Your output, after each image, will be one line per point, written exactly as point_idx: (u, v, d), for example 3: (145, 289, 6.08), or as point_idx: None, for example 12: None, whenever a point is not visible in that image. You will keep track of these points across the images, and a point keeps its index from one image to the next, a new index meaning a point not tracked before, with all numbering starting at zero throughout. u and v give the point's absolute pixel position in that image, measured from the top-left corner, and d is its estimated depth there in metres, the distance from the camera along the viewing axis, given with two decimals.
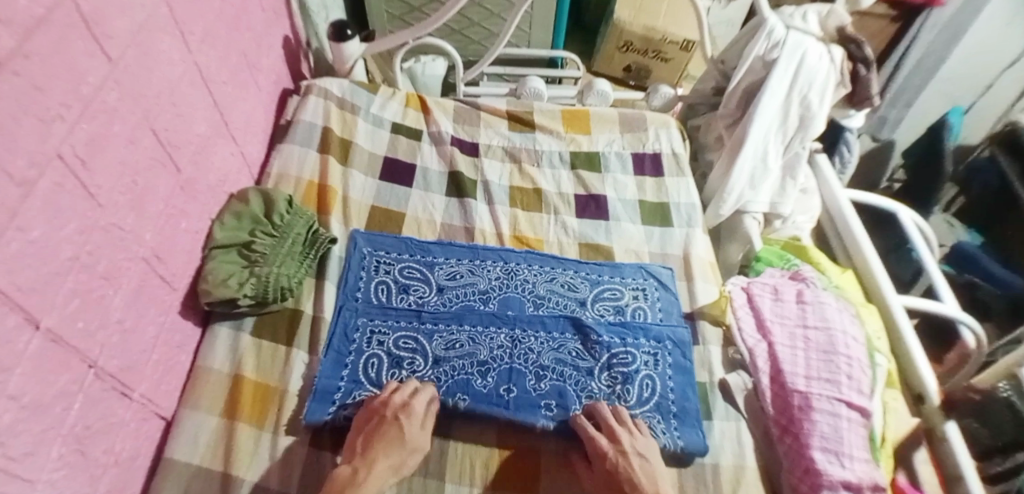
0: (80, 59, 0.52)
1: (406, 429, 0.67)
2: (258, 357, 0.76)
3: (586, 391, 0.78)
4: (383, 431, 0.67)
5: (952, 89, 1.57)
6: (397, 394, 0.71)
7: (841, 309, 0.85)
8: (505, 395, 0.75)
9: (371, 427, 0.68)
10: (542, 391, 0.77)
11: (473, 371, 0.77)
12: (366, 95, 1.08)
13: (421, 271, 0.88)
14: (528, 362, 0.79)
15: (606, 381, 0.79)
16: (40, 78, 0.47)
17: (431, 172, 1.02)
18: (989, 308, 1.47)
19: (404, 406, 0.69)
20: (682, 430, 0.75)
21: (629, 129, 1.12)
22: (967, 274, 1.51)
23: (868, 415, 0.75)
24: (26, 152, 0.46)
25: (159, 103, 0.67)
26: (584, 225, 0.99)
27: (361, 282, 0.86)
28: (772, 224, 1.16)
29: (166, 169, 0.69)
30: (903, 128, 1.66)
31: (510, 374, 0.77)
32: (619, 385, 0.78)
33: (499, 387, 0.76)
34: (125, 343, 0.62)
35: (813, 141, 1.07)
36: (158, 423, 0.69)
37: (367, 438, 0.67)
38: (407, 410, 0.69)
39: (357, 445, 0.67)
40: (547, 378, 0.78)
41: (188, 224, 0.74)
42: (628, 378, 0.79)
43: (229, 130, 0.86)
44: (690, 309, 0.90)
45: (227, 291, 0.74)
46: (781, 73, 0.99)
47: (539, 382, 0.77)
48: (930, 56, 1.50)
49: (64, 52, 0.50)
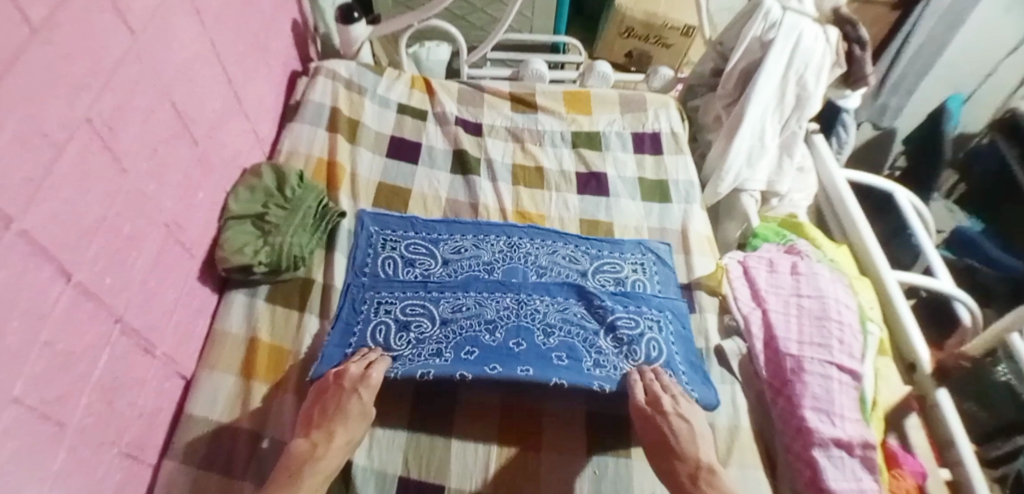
0: (105, 30, 0.56)
1: (366, 399, 0.68)
2: (271, 322, 0.79)
3: (594, 347, 0.78)
4: (341, 402, 0.67)
5: (952, 77, 1.59)
6: (354, 367, 0.70)
7: (834, 280, 0.88)
8: (516, 348, 0.75)
9: (327, 398, 0.68)
10: (551, 345, 0.77)
11: (480, 329, 0.77)
12: (373, 77, 1.11)
13: (426, 247, 0.90)
14: (535, 320, 0.79)
15: (611, 342, 0.79)
16: (70, 47, 0.50)
17: (436, 150, 1.05)
18: (988, 290, 1.48)
19: (362, 377, 0.69)
20: (697, 385, 0.77)
21: (629, 110, 1.15)
22: (968, 258, 1.54)
23: (859, 378, 0.77)
24: (58, 115, 0.49)
25: (177, 78, 0.70)
26: (585, 201, 1.02)
27: (369, 258, 0.87)
28: (768, 202, 1.18)
29: (184, 140, 0.72)
30: (905, 115, 1.67)
31: (519, 330, 0.77)
32: (625, 346, 0.79)
33: (509, 341, 0.76)
34: (147, 303, 0.66)
35: (809, 119, 1.09)
36: (177, 382, 0.72)
37: (324, 411, 0.67)
38: (364, 381, 0.69)
39: (314, 419, 0.67)
40: (555, 335, 0.78)
41: (205, 195, 0.77)
42: (633, 340, 0.79)
43: (242, 107, 0.89)
44: (687, 281, 0.93)
45: (243, 258, 0.78)
46: (777, 54, 1.02)
47: (548, 337, 0.77)
48: (932, 43, 1.46)
49: (91, 23, 0.53)
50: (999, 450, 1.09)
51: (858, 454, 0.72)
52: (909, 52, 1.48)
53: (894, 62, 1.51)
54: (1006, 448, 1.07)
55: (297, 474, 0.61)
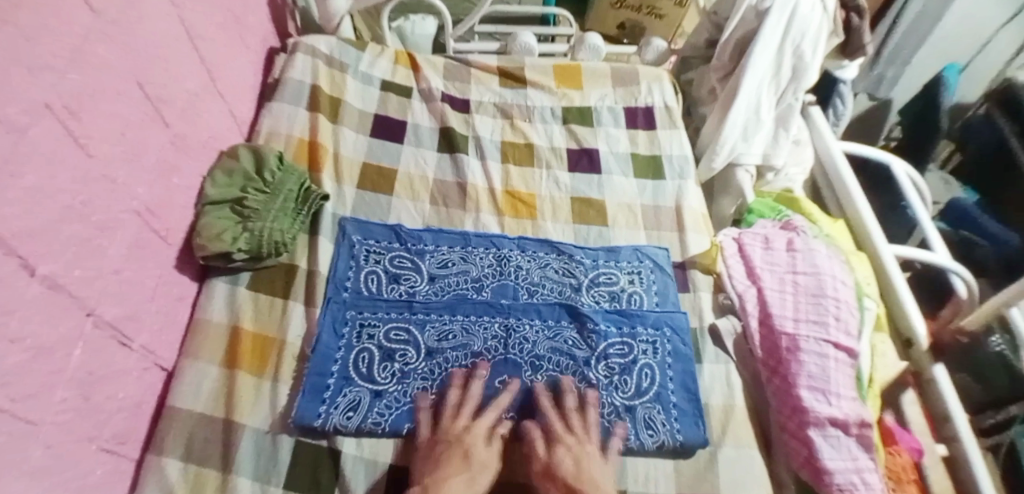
0: (65, 9, 0.52)
1: (473, 449, 0.66)
2: (255, 309, 0.77)
3: (583, 381, 0.76)
4: (450, 449, 0.65)
5: (947, 47, 1.55)
6: (462, 415, 0.69)
7: (830, 256, 0.86)
8: (501, 387, 0.74)
9: (439, 449, 0.66)
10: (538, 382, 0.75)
11: (466, 363, 0.76)
12: (354, 53, 1.06)
13: (412, 260, 0.85)
14: (524, 351, 0.77)
15: (602, 371, 0.77)
16: (28, 28, 0.47)
17: (422, 129, 1.02)
18: (983, 264, 1.48)
19: (467, 428, 0.68)
20: (683, 424, 0.73)
21: (621, 83, 1.11)
22: (964, 230, 1.52)
23: (855, 356, 0.76)
24: (18, 98, 0.46)
25: (146, 58, 0.66)
26: (577, 180, 0.99)
27: (351, 271, 0.83)
28: (764, 177, 1.15)
29: (155, 124, 0.69)
30: (900, 87, 1.62)
31: (506, 365, 0.76)
32: (616, 376, 0.76)
33: (494, 378, 0.75)
34: (123, 294, 0.63)
35: (806, 92, 1.06)
36: (159, 374, 0.70)
37: (433, 461, 0.64)
38: (472, 429, 0.68)
39: (424, 470, 0.64)
40: (543, 369, 0.76)
41: (181, 180, 0.74)
42: (626, 369, 0.77)
43: (218, 87, 0.85)
44: (681, 259, 0.91)
45: (221, 245, 0.74)
46: (773, 24, 0.98)
47: (536, 373, 0.76)
48: (924, 17, 1.43)
49: (50, 1, 0.49)
50: (992, 420, 1.08)
51: (854, 433, 0.71)
52: (902, 27, 1.45)
53: (891, 32, 1.46)
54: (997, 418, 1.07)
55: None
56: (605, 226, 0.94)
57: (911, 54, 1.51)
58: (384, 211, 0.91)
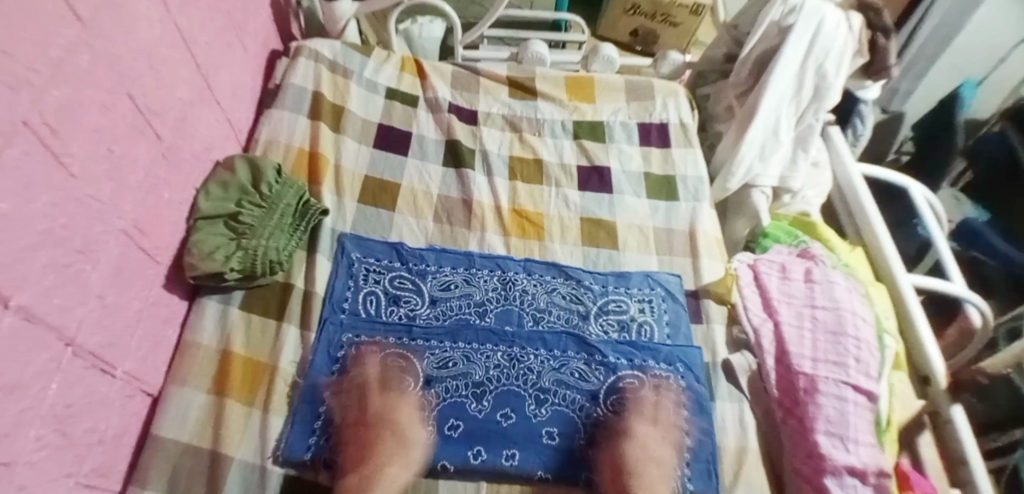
0: (49, 18, 0.47)
1: (399, 426, 0.67)
2: (247, 332, 0.73)
3: (590, 418, 0.72)
4: (375, 436, 0.65)
5: (964, 60, 1.48)
6: (375, 396, 0.69)
7: (850, 289, 0.83)
8: (503, 421, 0.71)
9: (366, 435, 0.66)
10: (542, 417, 0.72)
11: (466, 394, 0.72)
12: (359, 58, 1.02)
13: (413, 281, 0.82)
14: (528, 383, 0.74)
15: (611, 407, 0.73)
16: (8, 40, 0.42)
17: (427, 140, 0.98)
18: (988, 280, 1.41)
19: (388, 407, 0.68)
20: (695, 471, 0.69)
21: (635, 98, 1.07)
22: (972, 250, 1.44)
23: (875, 399, 0.73)
24: (0, 119, 0.41)
25: (136, 67, 0.62)
26: (586, 199, 0.95)
27: (348, 292, 0.79)
28: (780, 199, 1.11)
29: (145, 136, 0.65)
30: (914, 97, 1.56)
31: (509, 398, 0.73)
32: (626, 413, 0.73)
33: (496, 412, 0.71)
34: (104, 319, 0.59)
35: (827, 112, 1.02)
36: (144, 400, 0.66)
37: (364, 447, 0.65)
38: (387, 407, 0.68)
39: (355, 457, 0.64)
40: (548, 403, 0.73)
41: (172, 194, 0.70)
42: (637, 406, 0.74)
43: (214, 94, 0.81)
44: (694, 287, 0.87)
45: (213, 265, 0.70)
46: (796, 40, 0.94)
47: (540, 407, 0.72)
48: (944, 27, 1.39)
49: (33, 11, 0.45)
50: (997, 441, 1.06)
51: (872, 483, 0.68)
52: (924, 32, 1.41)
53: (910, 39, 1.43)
54: (1002, 440, 1.04)
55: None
56: (616, 250, 0.90)
57: (926, 69, 1.49)
58: (385, 227, 0.87)
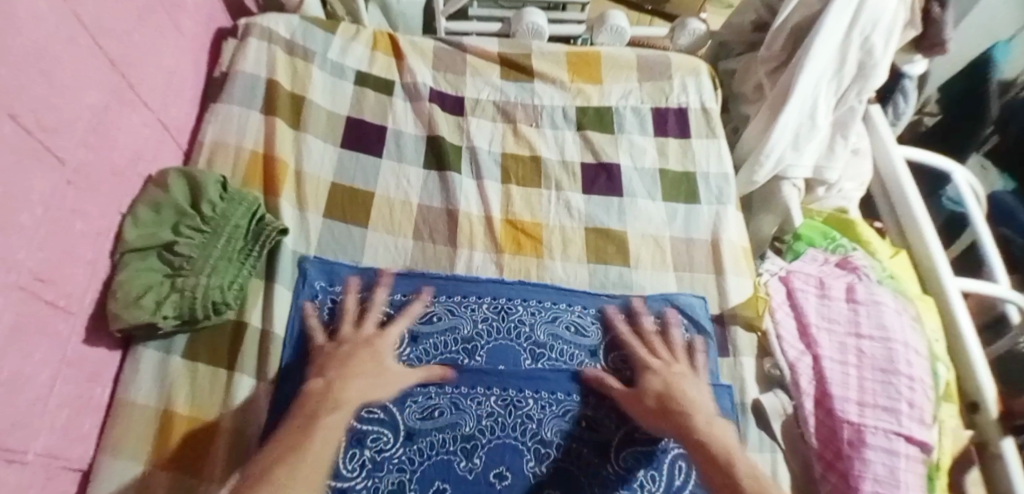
0: None
1: (384, 354, 0.63)
2: (193, 386, 0.63)
3: (599, 478, 0.62)
4: (358, 352, 0.61)
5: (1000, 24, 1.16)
6: (367, 322, 0.66)
7: (900, 313, 0.70)
8: (496, 483, 0.60)
9: (343, 351, 0.62)
10: (542, 476, 0.61)
11: (455, 451, 0.61)
12: (322, 36, 0.86)
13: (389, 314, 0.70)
14: (527, 435, 0.63)
15: (623, 462, 0.63)
16: None
17: (404, 136, 0.83)
18: None
19: (375, 334, 0.64)
20: None
21: (649, 77, 0.91)
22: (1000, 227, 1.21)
23: (929, 450, 0.63)
24: None
25: (21, 76, 0.47)
26: (592, 204, 0.81)
27: None
28: (814, 192, 0.98)
29: (43, 164, 0.50)
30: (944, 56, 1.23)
31: (504, 453, 0.62)
32: (641, 469, 0.63)
33: (488, 472, 0.60)
34: (3, 401, 0.46)
35: (871, 92, 0.87)
36: (70, 477, 0.56)
37: (340, 359, 0.61)
38: (380, 336, 0.64)
39: (327, 364, 0.60)
40: (549, 459, 0.62)
41: (86, 226, 0.57)
42: (653, 460, 0.64)
43: (138, 92, 0.66)
44: (719, 311, 0.75)
45: (141, 314, 0.58)
46: (840, 8, 0.77)
47: (540, 464, 0.62)
48: None
49: None
50: None
51: None
52: None
53: None
54: None
55: (317, 407, 0.54)
56: (627, 266, 0.77)
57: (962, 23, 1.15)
58: (357, 246, 0.75)
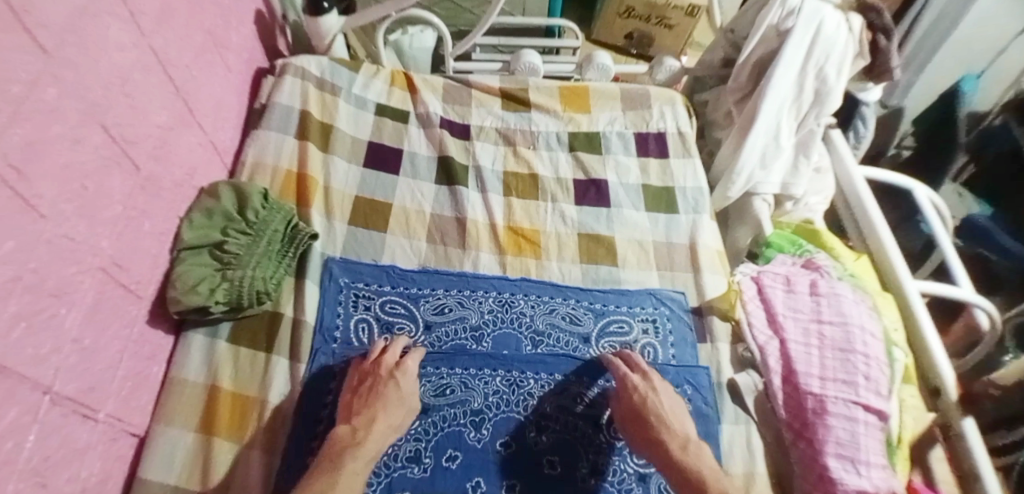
0: (13, 53, 0.43)
1: (404, 387, 0.67)
2: (235, 366, 0.72)
3: (594, 446, 0.70)
4: (379, 389, 0.66)
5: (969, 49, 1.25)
6: (388, 355, 0.70)
7: (858, 302, 0.79)
8: (503, 450, 0.68)
9: (367, 387, 0.67)
10: (543, 445, 0.69)
11: (465, 423, 0.69)
12: (347, 74, 1.00)
13: (405, 305, 0.79)
14: (528, 409, 0.71)
15: (615, 433, 0.72)
16: None
17: (419, 157, 0.95)
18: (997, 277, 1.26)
19: (397, 366, 0.69)
20: None
21: (632, 106, 1.04)
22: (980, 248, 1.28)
23: (885, 418, 0.70)
24: None
25: (109, 95, 0.58)
26: (583, 213, 0.92)
27: (338, 319, 0.77)
28: (783, 206, 1.09)
29: (122, 168, 0.61)
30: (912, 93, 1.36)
31: (508, 424, 0.70)
32: None
33: (495, 441, 0.69)
34: (82, 363, 0.55)
35: (828, 116, 0.98)
36: (129, 441, 0.64)
37: (363, 399, 0.65)
38: (400, 369, 0.68)
39: (353, 406, 0.65)
40: (548, 430, 0.70)
41: (153, 225, 0.67)
42: None
43: (196, 117, 0.79)
44: (698, 303, 0.85)
45: (197, 299, 0.68)
46: (796, 43, 0.89)
47: (540, 434, 0.70)
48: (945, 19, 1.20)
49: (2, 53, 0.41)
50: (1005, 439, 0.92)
51: None
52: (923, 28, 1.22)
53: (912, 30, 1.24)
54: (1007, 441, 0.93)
55: (338, 457, 0.57)
56: (615, 266, 0.88)
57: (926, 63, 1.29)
58: (378, 249, 0.85)
